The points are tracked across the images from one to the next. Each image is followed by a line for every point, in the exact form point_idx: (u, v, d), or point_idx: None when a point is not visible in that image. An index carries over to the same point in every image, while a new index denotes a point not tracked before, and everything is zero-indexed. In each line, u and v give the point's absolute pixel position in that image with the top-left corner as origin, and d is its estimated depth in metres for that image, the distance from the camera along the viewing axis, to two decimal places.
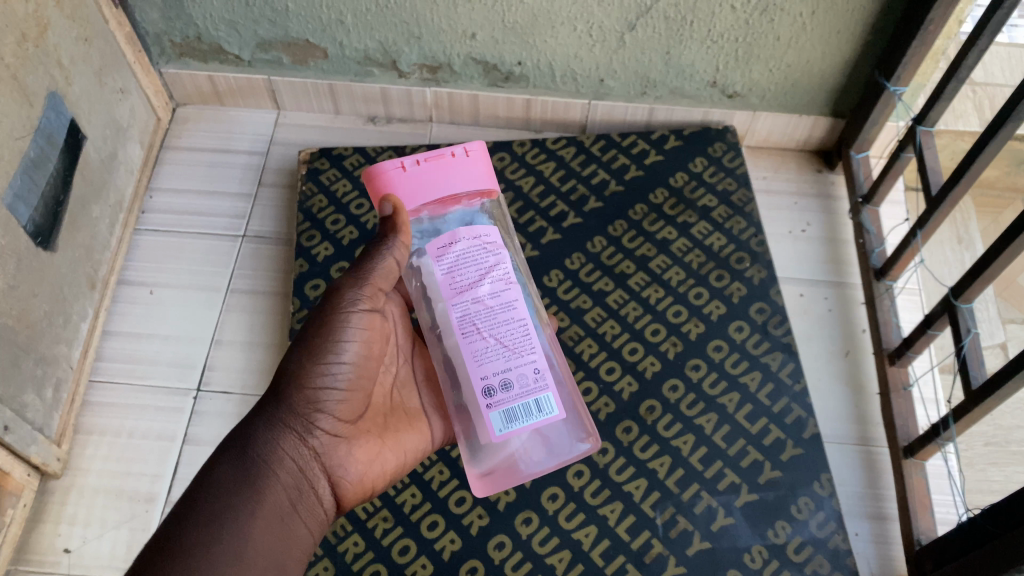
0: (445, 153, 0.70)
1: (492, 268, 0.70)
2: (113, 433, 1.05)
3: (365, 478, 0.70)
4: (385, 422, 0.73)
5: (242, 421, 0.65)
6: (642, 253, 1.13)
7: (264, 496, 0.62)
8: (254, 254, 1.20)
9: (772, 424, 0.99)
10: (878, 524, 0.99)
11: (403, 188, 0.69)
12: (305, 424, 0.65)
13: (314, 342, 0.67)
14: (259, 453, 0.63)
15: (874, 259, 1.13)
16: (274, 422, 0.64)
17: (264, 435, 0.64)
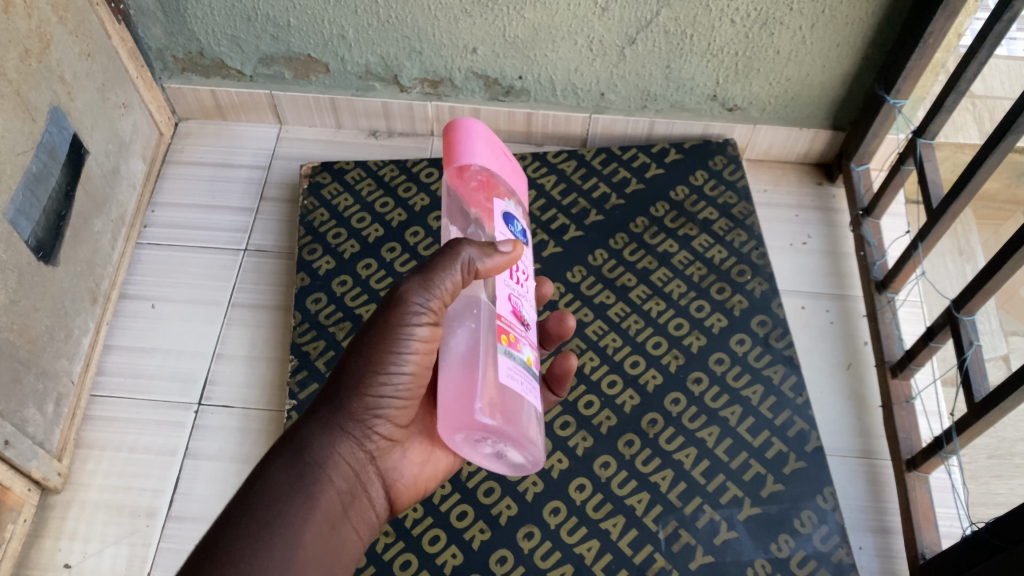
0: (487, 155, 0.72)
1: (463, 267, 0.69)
2: (113, 448, 1.05)
3: (417, 480, 0.69)
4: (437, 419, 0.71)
5: (300, 418, 0.63)
6: (643, 266, 1.13)
7: (316, 502, 0.60)
8: (255, 268, 1.20)
9: (775, 437, 0.99)
10: (881, 538, 0.98)
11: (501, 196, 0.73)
12: (365, 430, 0.63)
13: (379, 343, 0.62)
14: (318, 457, 0.61)
15: (875, 271, 1.13)
16: (339, 422, 0.62)
17: (324, 438, 0.62)
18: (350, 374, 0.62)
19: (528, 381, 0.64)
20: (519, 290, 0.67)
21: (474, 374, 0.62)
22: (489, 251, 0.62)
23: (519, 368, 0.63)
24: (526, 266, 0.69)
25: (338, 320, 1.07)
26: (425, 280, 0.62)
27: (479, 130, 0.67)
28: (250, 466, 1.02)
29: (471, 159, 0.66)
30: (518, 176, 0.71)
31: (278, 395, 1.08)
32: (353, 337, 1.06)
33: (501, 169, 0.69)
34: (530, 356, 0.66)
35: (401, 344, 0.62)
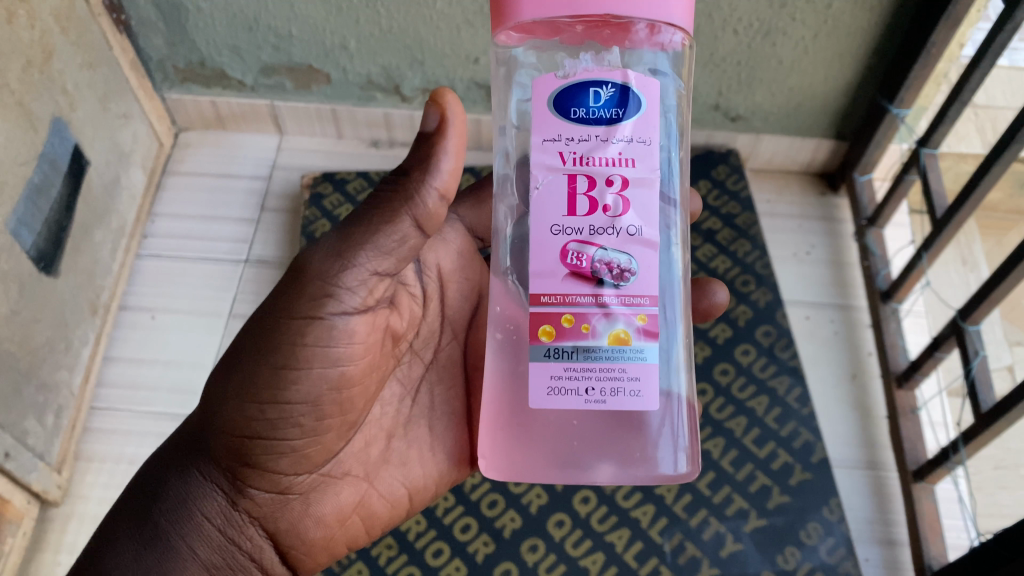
0: None
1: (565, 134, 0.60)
2: (113, 460, 1.04)
3: (335, 530, 0.67)
4: (369, 455, 0.69)
5: (162, 462, 0.64)
6: None
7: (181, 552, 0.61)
8: (255, 279, 1.19)
9: (780, 448, 0.99)
10: (888, 550, 0.98)
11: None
12: (232, 482, 0.62)
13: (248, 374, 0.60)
14: (182, 496, 0.62)
15: (879, 280, 1.13)
16: (204, 462, 0.62)
17: (183, 494, 0.62)
18: (220, 412, 0.61)
19: (607, 382, 0.60)
20: (598, 217, 0.60)
21: (516, 394, 0.61)
22: (428, 165, 0.57)
23: (586, 371, 0.60)
24: (633, 162, 0.60)
25: None
26: (335, 259, 0.59)
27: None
28: None
29: (514, 8, 0.58)
30: (616, 3, 0.57)
31: None
32: None
33: (568, 7, 0.57)
34: (620, 329, 0.60)
35: (286, 359, 0.59)
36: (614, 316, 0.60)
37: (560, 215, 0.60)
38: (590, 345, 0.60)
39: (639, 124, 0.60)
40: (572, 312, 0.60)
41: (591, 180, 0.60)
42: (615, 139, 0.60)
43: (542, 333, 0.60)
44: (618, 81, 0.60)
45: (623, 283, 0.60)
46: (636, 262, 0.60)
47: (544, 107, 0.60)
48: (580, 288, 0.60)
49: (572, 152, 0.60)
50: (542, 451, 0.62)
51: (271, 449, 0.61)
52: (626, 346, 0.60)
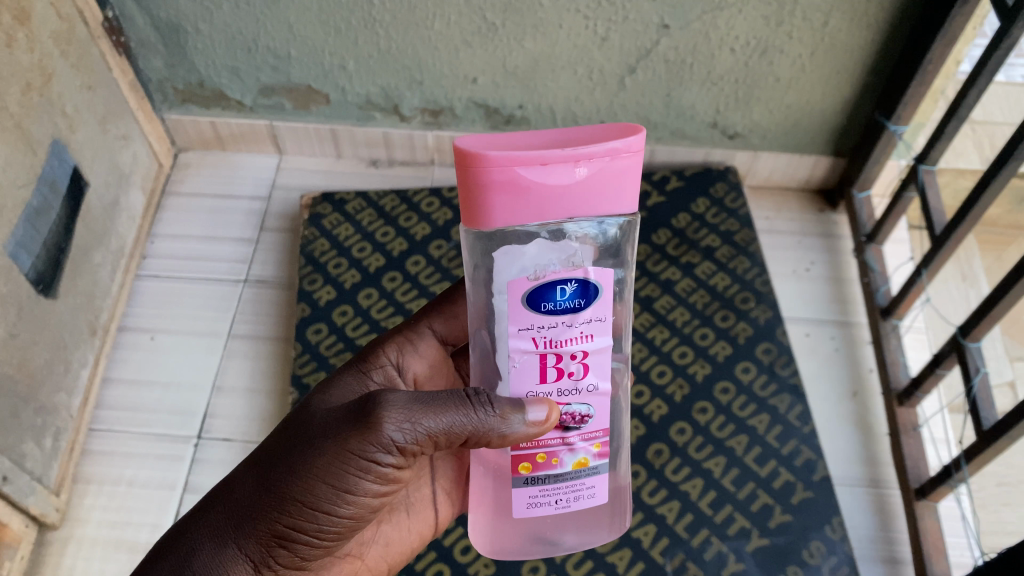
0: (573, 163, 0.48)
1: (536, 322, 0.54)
2: (112, 482, 1.04)
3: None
4: (371, 534, 0.67)
5: (194, 525, 0.55)
6: (646, 294, 1.12)
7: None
8: (255, 299, 1.19)
9: (782, 467, 0.98)
10: (892, 568, 0.97)
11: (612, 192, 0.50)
12: (266, 561, 0.56)
13: (315, 473, 0.54)
14: (207, 573, 0.54)
15: (880, 297, 1.12)
16: (240, 540, 0.55)
17: (213, 566, 0.55)
18: (279, 491, 0.55)
19: (574, 493, 0.60)
20: (566, 385, 0.56)
21: (500, 499, 0.61)
22: (515, 416, 0.55)
23: (556, 488, 0.60)
24: (594, 335, 0.55)
25: (338, 351, 1.06)
26: (415, 414, 0.54)
27: (500, 172, 0.48)
28: None
29: (484, 216, 0.50)
30: (591, 202, 0.50)
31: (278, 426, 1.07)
32: None
33: (537, 214, 0.50)
34: (586, 454, 0.59)
35: (348, 478, 0.54)
36: (579, 449, 0.59)
37: (528, 390, 0.56)
38: (558, 471, 0.60)
39: (599, 307, 0.54)
40: (544, 451, 0.59)
41: (559, 359, 0.56)
42: (579, 322, 0.54)
43: (518, 466, 0.59)
44: (581, 275, 0.53)
45: (585, 426, 0.58)
46: (595, 414, 0.58)
47: (509, 302, 0.53)
48: (549, 436, 0.58)
49: (543, 337, 0.55)
50: (517, 538, 0.63)
51: (311, 545, 0.57)
52: (586, 467, 0.60)
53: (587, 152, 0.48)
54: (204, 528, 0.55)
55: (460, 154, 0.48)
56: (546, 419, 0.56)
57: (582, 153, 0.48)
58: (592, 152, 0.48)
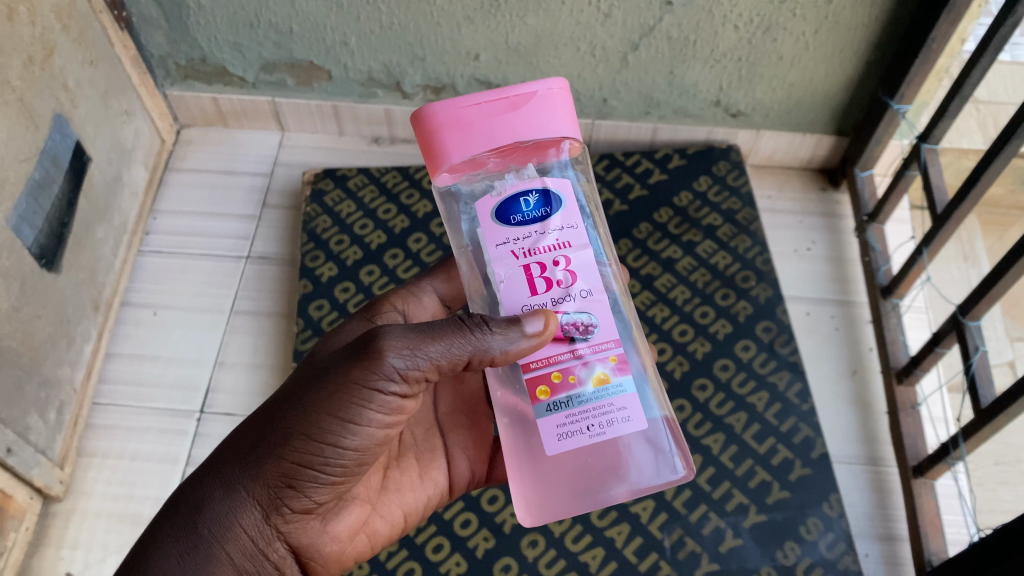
0: (507, 96, 0.57)
1: (512, 237, 0.58)
2: (115, 456, 1.05)
3: (343, 551, 0.63)
4: (383, 481, 0.66)
5: (205, 473, 0.57)
6: (646, 272, 1.12)
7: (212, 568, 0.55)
8: (258, 275, 1.20)
9: (781, 444, 0.99)
10: (888, 545, 0.98)
11: (549, 120, 0.58)
12: (276, 502, 0.56)
13: (317, 409, 0.54)
14: (217, 520, 0.55)
15: (880, 276, 1.12)
16: (248, 481, 0.55)
17: (225, 509, 0.56)
18: (281, 429, 0.55)
19: (606, 417, 0.58)
20: (558, 294, 0.58)
21: (527, 436, 0.59)
22: (513, 333, 0.55)
23: (583, 411, 0.58)
24: (571, 242, 0.59)
25: None
26: (412, 342, 0.54)
27: (443, 113, 0.57)
28: None
29: (441, 155, 0.58)
30: (528, 130, 0.57)
31: None
32: None
33: (485, 142, 0.57)
34: (604, 369, 0.58)
35: (353, 410, 0.54)
36: (595, 362, 0.58)
37: (523, 303, 0.58)
38: (579, 393, 0.58)
39: (566, 213, 0.59)
40: (558, 368, 0.58)
41: (544, 264, 0.58)
42: (551, 230, 0.59)
43: (537, 392, 0.58)
44: (539, 186, 0.59)
45: (591, 337, 0.58)
46: (599, 322, 0.58)
47: (481, 223, 0.59)
48: (555, 349, 0.58)
49: (521, 248, 0.58)
50: (558, 485, 0.60)
51: (320, 483, 0.56)
52: (609, 384, 0.58)
53: (513, 91, 0.57)
54: (216, 474, 0.57)
55: (415, 115, 0.59)
56: (542, 330, 0.55)
57: (510, 89, 0.58)
58: (517, 90, 0.57)
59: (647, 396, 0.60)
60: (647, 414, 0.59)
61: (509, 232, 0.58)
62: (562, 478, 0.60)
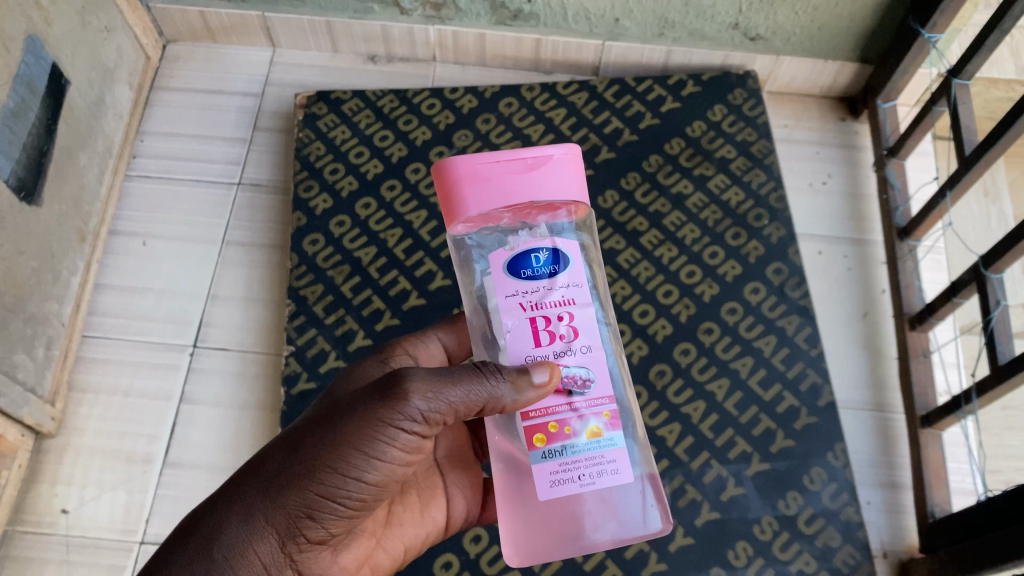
0: (525, 156, 0.54)
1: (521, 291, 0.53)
2: (108, 391, 1.03)
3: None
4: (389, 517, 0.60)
5: (217, 498, 0.50)
6: (655, 208, 1.07)
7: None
8: (250, 203, 1.15)
9: (787, 391, 0.97)
10: (890, 493, 0.98)
11: (566, 184, 0.54)
12: (294, 535, 0.50)
13: (344, 440, 0.49)
14: (230, 549, 0.48)
15: (898, 217, 1.08)
16: (266, 510, 0.49)
17: (240, 537, 0.49)
18: (303, 457, 0.49)
19: (597, 468, 0.52)
20: (559, 349, 0.53)
21: (518, 481, 0.53)
22: (526, 383, 0.50)
23: (576, 460, 0.52)
24: (576, 299, 0.54)
25: (337, 263, 1.03)
26: (441, 379, 0.50)
27: (462, 166, 0.53)
28: (250, 412, 1.01)
29: (456, 209, 0.53)
30: (547, 191, 0.54)
31: (277, 339, 1.05)
32: (352, 281, 1.02)
33: (503, 198, 0.53)
34: (599, 423, 0.53)
35: (376, 447, 0.49)
36: (590, 415, 0.52)
37: (524, 358, 0.53)
38: (574, 443, 0.52)
39: (573, 272, 0.54)
40: (555, 418, 0.52)
41: (548, 321, 0.53)
42: (559, 285, 0.53)
43: (533, 440, 0.52)
44: (549, 244, 0.54)
45: (590, 391, 0.53)
46: (596, 380, 0.53)
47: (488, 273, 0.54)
48: (553, 401, 0.52)
49: (527, 302, 0.53)
50: (545, 535, 0.54)
51: (334, 521, 0.51)
52: (602, 438, 0.52)
53: (532, 153, 0.54)
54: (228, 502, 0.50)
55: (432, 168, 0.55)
56: (546, 381, 0.50)
57: (528, 149, 0.54)
58: (535, 152, 0.54)
59: (635, 452, 0.54)
60: (637, 470, 0.53)
61: (518, 287, 0.53)
62: (548, 526, 0.53)
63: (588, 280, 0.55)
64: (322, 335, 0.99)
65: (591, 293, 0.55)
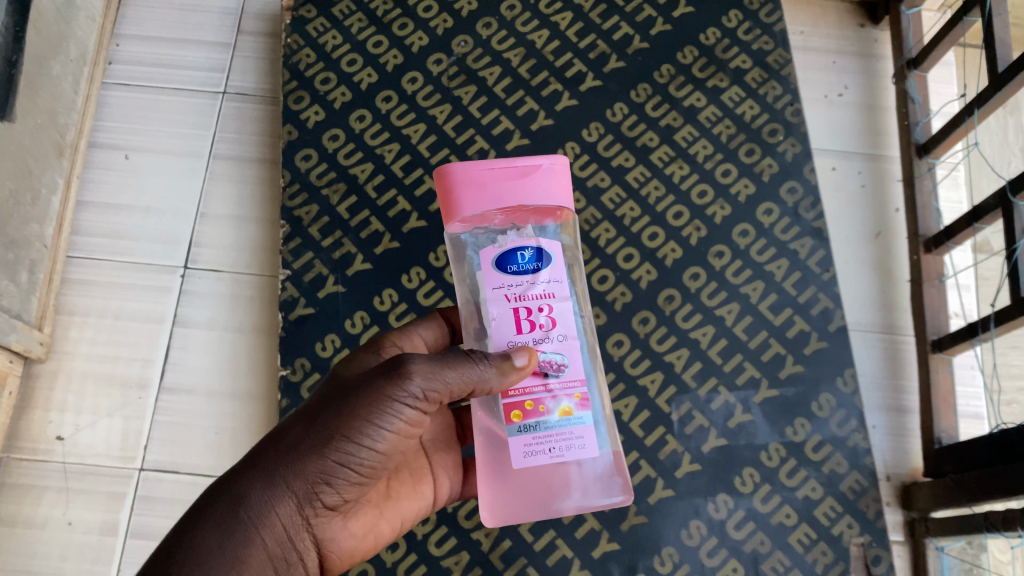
0: (517, 163, 0.60)
1: (506, 284, 0.57)
2: (97, 314, 0.99)
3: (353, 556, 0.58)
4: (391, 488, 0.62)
5: (238, 466, 0.52)
6: (666, 123, 1.02)
7: (245, 568, 0.49)
8: (237, 114, 1.09)
9: (798, 315, 0.94)
10: (896, 417, 0.97)
11: (551, 190, 0.60)
12: (310, 504, 0.52)
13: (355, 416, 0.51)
14: (257, 513, 0.50)
15: (918, 132, 1.03)
16: (285, 479, 0.51)
17: (262, 503, 0.50)
18: (319, 431, 0.51)
19: (565, 442, 0.56)
20: (539, 336, 0.57)
21: (495, 453, 0.57)
22: (509, 367, 0.54)
23: (547, 435, 0.56)
24: (554, 292, 0.58)
25: (332, 181, 0.98)
26: (441, 361, 0.53)
27: (461, 171, 0.59)
28: (247, 336, 0.98)
29: (454, 208, 0.59)
30: (535, 194, 0.59)
31: (271, 260, 1.01)
32: (349, 201, 0.98)
33: (495, 199, 0.59)
34: (570, 403, 0.57)
35: (386, 422, 0.52)
36: (562, 395, 0.57)
37: (507, 342, 0.57)
38: (546, 419, 0.56)
39: (556, 268, 0.58)
40: (530, 397, 0.56)
41: (530, 311, 0.57)
42: (540, 280, 0.58)
43: (511, 415, 0.56)
44: (534, 243, 0.58)
45: (563, 374, 0.57)
46: (570, 365, 0.57)
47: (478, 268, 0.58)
48: (530, 381, 0.56)
49: (510, 293, 0.57)
50: (518, 501, 0.58)
51: (349, 490, 0.53)
52: (572, 416, 0.56)
53: (524, 163, 0.60)
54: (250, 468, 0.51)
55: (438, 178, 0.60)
56: (524, 365, 0.55)
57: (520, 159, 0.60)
58: (527, 162, 0.60)
59: (601, 433, 0.59)
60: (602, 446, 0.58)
61: (504, 281, 0.57)
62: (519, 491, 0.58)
63: (568, 278, 0.59)
64: (319, 259, 0.95)
65: (570, 289, 0.59)
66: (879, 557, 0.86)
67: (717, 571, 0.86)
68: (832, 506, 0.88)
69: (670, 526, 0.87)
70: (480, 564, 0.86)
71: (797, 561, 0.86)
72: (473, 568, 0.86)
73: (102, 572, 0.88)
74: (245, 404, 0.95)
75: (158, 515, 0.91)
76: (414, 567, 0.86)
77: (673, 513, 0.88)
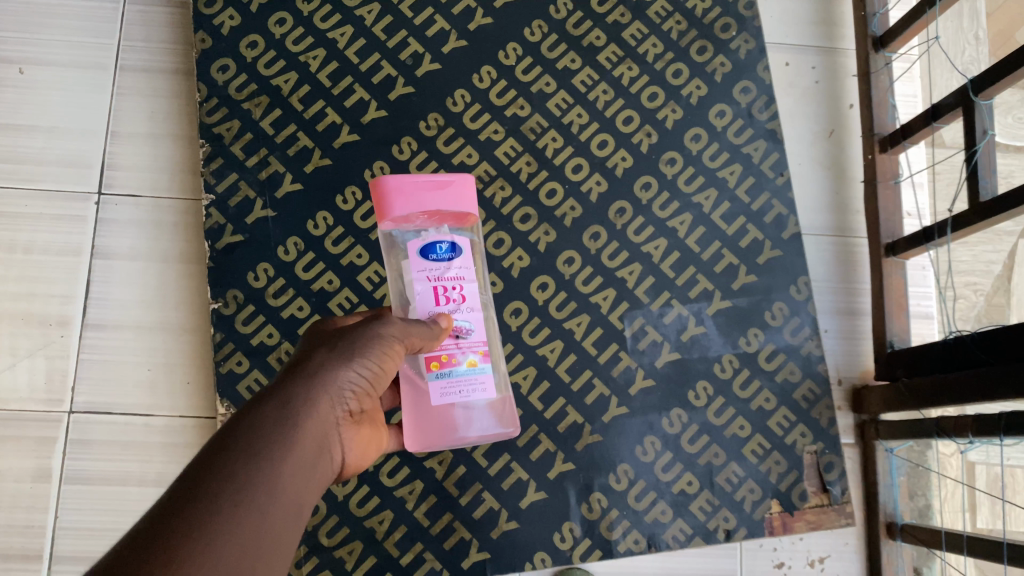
0: (444, 177, 0.61)
1: (429, 271, 0.59)
2: (5, 248, 0.91)
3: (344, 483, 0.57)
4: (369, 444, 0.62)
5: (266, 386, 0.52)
6: (613, 20, 0.95)
7: (296, 458, 0.48)
8: (143, 20, 0.98)
9: (751, 224, 0.91)
10: (847, 320, 0.97)
11: (472, 200, 0.63)
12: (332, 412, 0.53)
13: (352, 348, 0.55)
14: (296, 412, 0.50)
15: (874, 24, 0.97)
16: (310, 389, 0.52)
17: (295, 402, 0.51)
18: (325, 359, 0.54)
19: (471, 386, 0.60)
20: (452, 308, 0.60)
21: (414, 393, 0.61)
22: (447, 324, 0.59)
23: (459, 380, 0.60)
24: (466, 274, 0.61)
25: (253, 94, 0.90)
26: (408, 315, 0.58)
27: (394, 180, 0.59)
28: (174, 265, 0.92)
29: (387, 214, 0.59)
30: (459, 205, 0.62)
31: (194, 182, 0.94)
32: (273, 115, 0.90)
33: (424, 206, 0.60)
34: (476, 355, 0.60)
35: (377, 354, 0.56)
36: (470, 349, 0.60)
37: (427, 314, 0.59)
38: (457, 367, 0.60)
39: (467, 256, 0.61)
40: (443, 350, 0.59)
41: (446, 289, 0.60)
42: (456, 264, 0.60)
43: (428, 364, 0.59)
44: (450, 238, 0.60)
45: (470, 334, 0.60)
46: (477, 329, 0.61)
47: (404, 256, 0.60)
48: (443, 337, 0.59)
49: (431, 275, 0.60)
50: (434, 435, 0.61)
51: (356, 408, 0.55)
52: (478, 366, 0.60)
53: (451, 176, 0.62)
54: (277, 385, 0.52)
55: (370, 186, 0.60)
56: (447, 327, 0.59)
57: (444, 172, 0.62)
58: (454, 175, 0.62)
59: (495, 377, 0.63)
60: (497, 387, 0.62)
61: (428, 269, 0.59)
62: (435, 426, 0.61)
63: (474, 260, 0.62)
64: (245, 181, 0.88)
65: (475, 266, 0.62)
66: (832, 463, 0.87)
67: (672, 485, 0.85)
68: (785, 416, 0.88)
69: (625, 443, 0.86)
70: (434, 492, 0.84)
71: (751, 471, 0.86)
72: (427, 497, 0.84)
73: (39, 519, 0.85)
74: (177, 337, 0.90)
75: (93, 458, 0.87)
76: (366, 499, 0.83)
77: (627, 430, 0.86)
